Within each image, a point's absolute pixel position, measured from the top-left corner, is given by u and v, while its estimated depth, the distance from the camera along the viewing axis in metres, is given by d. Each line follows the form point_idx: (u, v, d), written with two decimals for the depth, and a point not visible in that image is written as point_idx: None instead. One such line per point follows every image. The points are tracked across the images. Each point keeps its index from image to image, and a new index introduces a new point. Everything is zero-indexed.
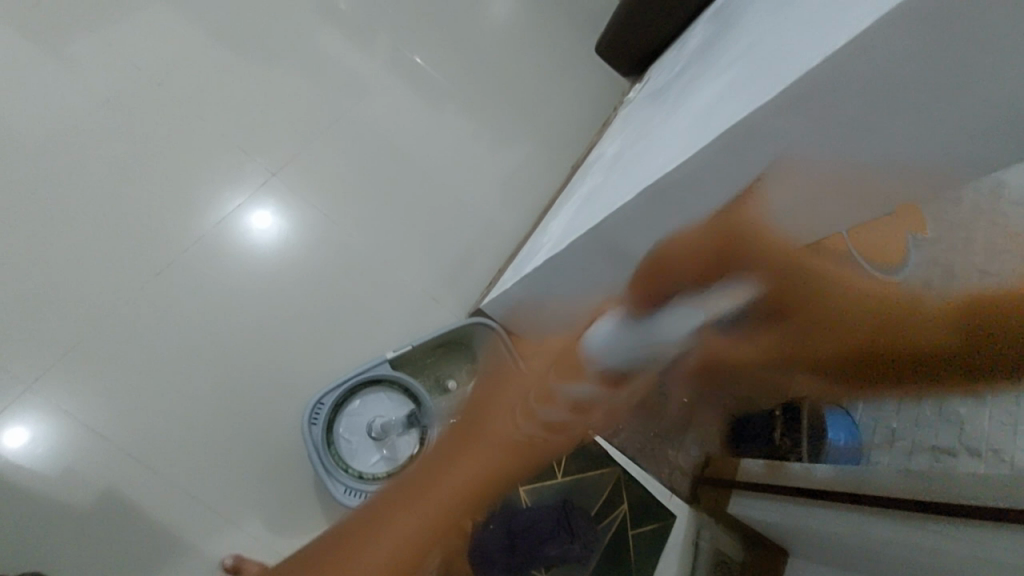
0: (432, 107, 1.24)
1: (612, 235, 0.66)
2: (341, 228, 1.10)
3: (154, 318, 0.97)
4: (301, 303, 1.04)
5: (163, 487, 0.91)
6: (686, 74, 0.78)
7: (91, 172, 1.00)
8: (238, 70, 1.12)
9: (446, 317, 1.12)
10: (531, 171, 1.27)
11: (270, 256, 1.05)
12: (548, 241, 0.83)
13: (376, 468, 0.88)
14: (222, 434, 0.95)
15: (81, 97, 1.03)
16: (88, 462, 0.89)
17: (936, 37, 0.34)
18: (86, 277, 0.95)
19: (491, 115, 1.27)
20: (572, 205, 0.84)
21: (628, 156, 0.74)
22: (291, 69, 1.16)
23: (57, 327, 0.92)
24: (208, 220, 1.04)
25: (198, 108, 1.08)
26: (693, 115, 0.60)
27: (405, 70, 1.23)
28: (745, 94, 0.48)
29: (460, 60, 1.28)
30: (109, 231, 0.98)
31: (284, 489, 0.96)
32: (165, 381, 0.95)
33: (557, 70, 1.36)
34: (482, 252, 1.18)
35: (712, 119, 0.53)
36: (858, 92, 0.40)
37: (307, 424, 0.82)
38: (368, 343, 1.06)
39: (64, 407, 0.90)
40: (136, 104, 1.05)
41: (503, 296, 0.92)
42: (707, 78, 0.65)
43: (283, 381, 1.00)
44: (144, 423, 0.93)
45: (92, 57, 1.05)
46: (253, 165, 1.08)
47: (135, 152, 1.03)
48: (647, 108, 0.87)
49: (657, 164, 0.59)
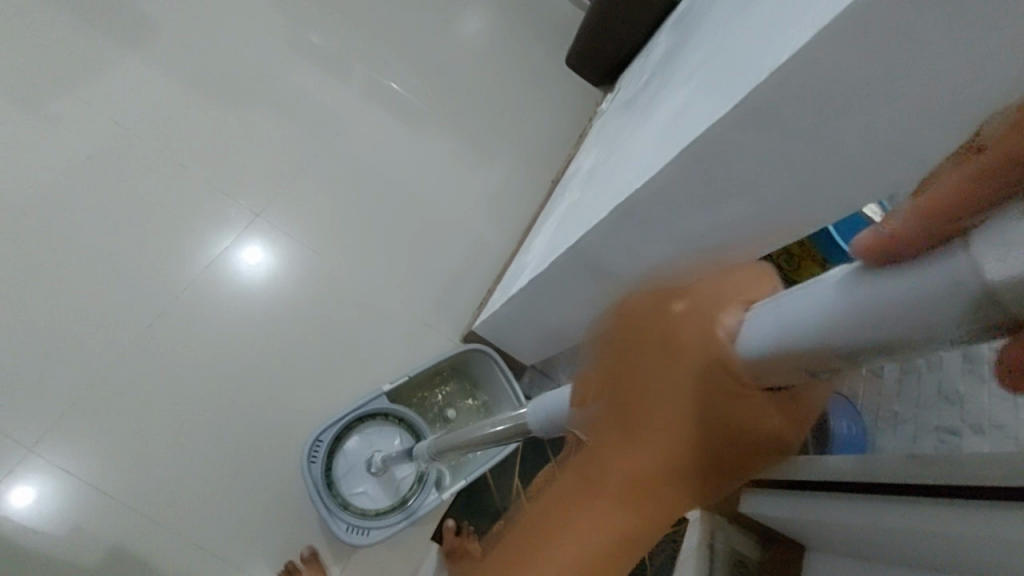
0: (410, 134, 1.24)
1: (593, 251, 0.67)
2: (328, 262, 1.10)
3: (149, 369, 0.97)
4: (294, 341, 1.04)
5: (167, 539, 0.91)
6: (651, 87, 0.81)
7: (78, 227, 1.01)
8: (218, 116, 1.13)
9: (441, 340, 1.13)
10: (513, 189, 1.28)
11: (259, 296, 1.05)
12: (533, 260, 0.83)
13: (380, 504, 0.88)
14: (224, 480, 0.95)
15: (64, 153, 1.04)
16: (91, 519, 0.89)
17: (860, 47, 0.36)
18: (78, 334, 0.95)
19: (470, 138, 1.28)
20: (551, 224, 0.86)
21: (602, 171, 0.75)
22: (269, 109, 1.17)
23: (51, 386, 0.92)
24: (195, 265, 1.04)
25: (179, 155, 1.09)
26: (659, 126, 0.61)
27: (382, 101, 1.25)
28: (707, 102, 0.50)
29: (435, 86, 1.30)
30: (97, 285, 0.99)
31: (289, 529, 0.95)
32: (163, 431, 0.95)
33: (532, 88, 1.38)
34: (469, 272, 1.19)
35: (678, 130, 0.54)
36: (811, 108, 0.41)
37: (306, 462, 0.83)
38: (365, 375, 1.07)
39: (63, 467, 0.89)
40: (119, 156, 1.06)
41: (493, 318, 0.93)
42: (669, 92, 0.67)
43: (282, 419, 1.00)
44: (146, 473, 0.92)
45: (72, 115, 1.06)
46: (234, 207, 1.09)
47: (117, 205, 1.04)
48: (618, 121, 0.88)
49: (630, 177, 0.60)
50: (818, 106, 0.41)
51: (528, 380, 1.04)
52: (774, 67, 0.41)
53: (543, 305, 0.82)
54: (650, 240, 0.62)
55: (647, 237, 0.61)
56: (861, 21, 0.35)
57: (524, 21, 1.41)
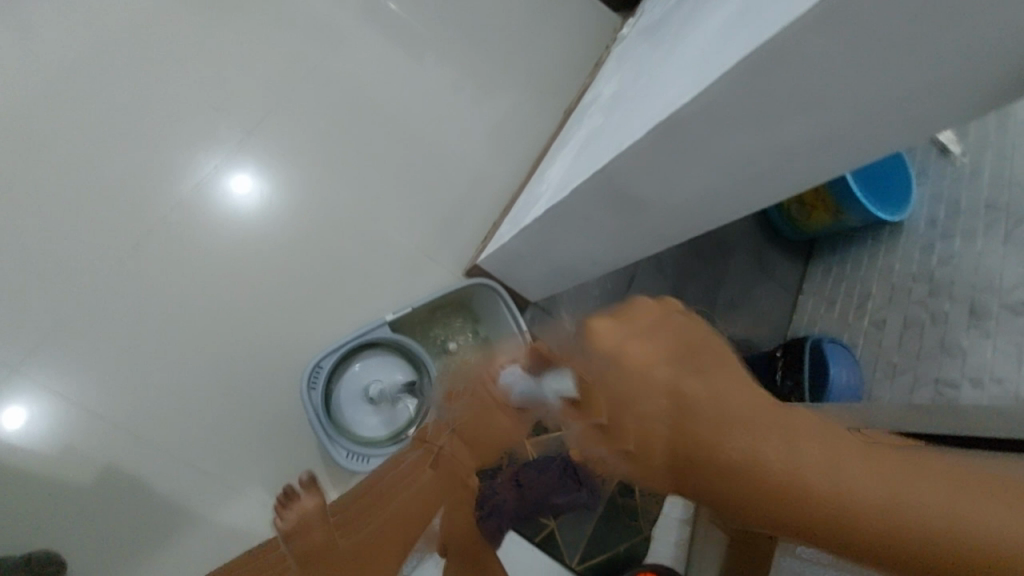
0: (413, 53, 1.16)
1: (616, 181, 0.63)
2: (324, 187, 1.05)
3: (137, 292, 0.93)
4: (289, 269, 1.00)
5: (162, 461, 0.90)
6: (685, 6, 0.73)
7: (55, 137, 0.93)
8: (203, 21, 1.04)
9: (443, 274, 1.09)
10: (522, 119, 1.21)
11: (251, 220, 1.00)
12: (547, 192, 0.79)
13: (375, 431, 0.89)
14: (220, 406, 0.94)
15: (34, 53, 0.95)
16: (83, 440, 0.87)
17: None
18: (60, 252, 0.90)
19: (476, 61, 1.20)
20: (568, 152, 0.80)
21: (628, 96, 0.70)
22: (259, 17, 1.07)
23: (34, 305, 0.88)
24: (183, 184, 0.98)
25: (161, 63, 1.01)
26: (701, 44, 0.55)
27: (382, 14, 1.15)
28: (762, 13, 0.43)
29: (441, 1, 1.20)
30: (77, 201, 0.93)
31: (287, 457, 0.95)
32: (154, 355, 0.92)
33: (545, 8, 1.28)
34: (472, 205, 1.14)
35: (723, 47, 0.47)
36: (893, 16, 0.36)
37: (306, 388, 0.82)
38: (365, 306, 1.04)
39: (51, 387, 0.87)
40: (95, 61, 0.97)
41: (500, 251, 0.90)
42: (713, 6, 0.61)
43: (277, 347, 0.98)
44: (139, 397, 0.90)
45: (41, 13, 0.96)
46: (225, 124, 1.02)
47: (96, 115, 0.96)
48: (644, 44, 0.81)
49: (665, 101, 0.55)
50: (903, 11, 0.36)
51: (530, 315, 1.02)
52: None
53: (556, 238, 0.79)
54: (681, 168, 0.58)
55: (678, 165, 0.58)
56: None
57: None
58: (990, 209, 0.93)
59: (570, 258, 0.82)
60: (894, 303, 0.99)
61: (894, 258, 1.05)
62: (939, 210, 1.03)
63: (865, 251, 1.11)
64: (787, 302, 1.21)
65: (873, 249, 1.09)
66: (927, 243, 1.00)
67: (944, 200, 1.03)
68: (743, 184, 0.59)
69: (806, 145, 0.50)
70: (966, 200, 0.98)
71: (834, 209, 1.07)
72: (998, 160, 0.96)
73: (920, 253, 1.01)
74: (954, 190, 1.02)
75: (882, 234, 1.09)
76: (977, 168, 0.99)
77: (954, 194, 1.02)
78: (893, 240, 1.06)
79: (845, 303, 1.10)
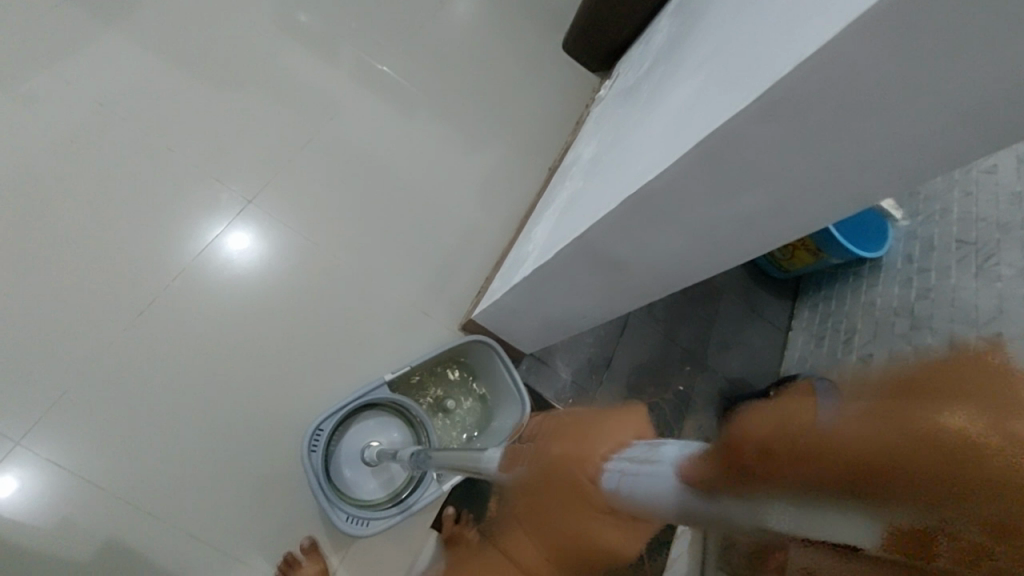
0: (405, 119, 1.22)
1: (599, 242, 0.67)
2: (322, 249, 1.09)
3: (140, 358, 0.95)
4: (290, 329, 1.03)
5: (162, 530, 0.90)
6: (655, 76, 0.80)
7: (62, 213, 0.97)
8: (208, 97, 1.10)
9: (439, 328, 1.12)
10: (511, 176, 1.26)
11: (252, 283, 1.03)
12: (534, 251, 0.83)
13: (373, 494, 0.89)
14: (221, 470, 0.94)
15: (45, 137, 1.00)
16: (83, 511, 0.87)
17: (880, 48, 0.36)
18: (66, 323, 0.93)
19: (465, 124, 1.27)
20: (553, 212, 0.85)
21: (605, 161, 0.74)
22: (261, 92, 1.14)
23: (38, 376, 0.90)
24: (185, 251, 1.01)
25: (167, 137, 1.06)
26: (666, 119, 0.60)
27: (375, 85, 1.22)
28: (715, 98, 0.49)
29: (431, 70, 1.27)
30: (82, 272, 0.95)
31: (290, 519, 0.95)
32: (156, 421, 0.93)
33: (529, 72, 1.36)
34: (467, 259, 1.18)
35: (685, 123, 0.53)
36: (826, 107, 0.41)
37: (307, 451, 0.81)
38: (364, 364, 1.06)
39: (52, 458, 0.87)
40: (103, 140, 1.02)
41: (495, 307, 0.93)
42: (678, 80, 0.66)
43: (279, 409, 0.99)
44: (140, 464, 0.91)
45: (53, 95, 1.02)
46: (227, 193, 1.06)
47: (103, 188, 1.00)
48: (619, 110, 0.87)
49: (637, 170, 0.60)
50: (834, 103, 0.41)
51: (526, 366, 1.05)
52: (793, 66, 0.39)
53: (547, 292, 0.82)
54: (658, 230, 0.63)
55: (654, 227, 0.62)
56: (885, 22, 0.34)
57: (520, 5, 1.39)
58: (961, 244, 0.97)
59: (562, 311, 0.86)
60: (879, 338, 1.03)
61: (875, 294, 1.09)
62: (914, 247, 1.07)
63: (848, 288, 1.15)
64: (778, 341, 1.24)
65: (856, 286, 1.14)
66: (906, 280, 1.04)
67: (917, 238, 1.07)
68: (715, 246, 0.63)
69: (768, 209, 0.55)
70: (937, 238, 1.03)
71: (814, 249, 1.13)
72: (965, 198, 1.01)
73: (899, 289, 1.05)
74: (926, 228, 1.07)
75: (863, 271, 1.14)
76: (945, 208, 1.04)
77: (926, 232, 1.06)
78: (874, 277, 1.11)
79: (833, 341, 1.13)
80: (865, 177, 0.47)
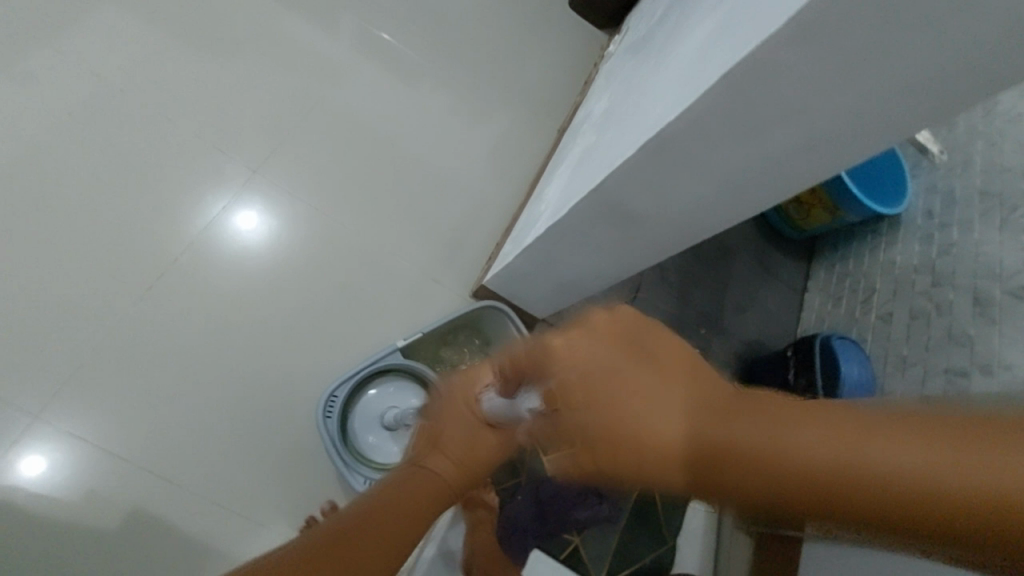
0: (407, 84, 1.19)
1: (613, 196, 0.65)
2: (329, 219, 1.07)
3: (153, 333, 0.95)
4: (300, 300, 1.02)
5: (185, 499, 0.91)
6: (668, 22, 0.76)
7: (66, 189, 0.96)
8: (206, 66, 1.08)
9: (450, 296, 1.11)
10: (518, 139, 1.23)
11: (260, 255, 1.02)
12: (546, 211, 0.81)
13: (392, 457, 0.89)
14: (239, 441, 0.95)
15: (44, 112, 0.98)
16: (106, 482, 0.88)
17: None
18: (78, 299, 0.93)
19: (469, 88, 1.23)
20: (565, 171, 0.82)
21: (618, 114, 0.72)
22: (258, 60, 1.11)
23: (54, 352, 0.90)
24: (192, 225, 1.01)
25: (167, 110, 1.04)
26: (684, 62, 0.57)
27: (376, 49, 1.18)
28: (739, 31, 0.46)
29: (432, 33, 1.24)
30: (91, 248, 0.95)
31: (309, 487, 0.96)
32: (173, 394, 0.94)
33: (533, 32, 1.32)
34: (476, 226, 1.16)
35: (706, 62, 0.50)
36: (860, 27, 0.38)
37: (321, 417, 0.84)
38: (376, 333, 1.05)
39: (72, 432, 0.88)
40: (102, 114, 1.01)
41: (506, 271, 0.91)
42: (694, 21, 0.63)
43: (293, 379, 0.99)
44: (159, 436, 0.92)
45: (49, 69, 1.00)
46: (231, 164, 1.05)
47: (106, 163, 0.99)
48: (631, 61, 0.83)
49: (654, 117, 0.57)
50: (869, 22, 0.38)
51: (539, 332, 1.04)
52: None
53: (560, 253, 0.81)
54: (675, 181, 0.60)
55: (671, 176, 0.60)
56: None
57: None
58: (986, 194, 0.94)
59: (575, 273, 0.84)
60: (898, 295, 1.01)
61: (894, 250, 1.06)
62: (935, 201, 1.03)
63: (867, 245, 1.12)
64: (794, 302, 1.22)
65: (874, 242, 1.11)
66: (927, 234, 1.01)
67: (939, 190, 1.04)
68: (736, 196, 0.61)
69: (792, 150, 0.52)
70: (959, 189, 0.99)
71: (831, 206, 1.09)
72: (991, 147, 0.97)
73: (920, 243, 1.02)
74: (949, 179, 1.03)
75: (882, 227, 1.11)
76: (969, 157, 1.00)
77: (948, 183, 1.03)
78: (893, 233, 1.08)
79: (851, 299, 1.11)
80: (899, 108, 0.44)
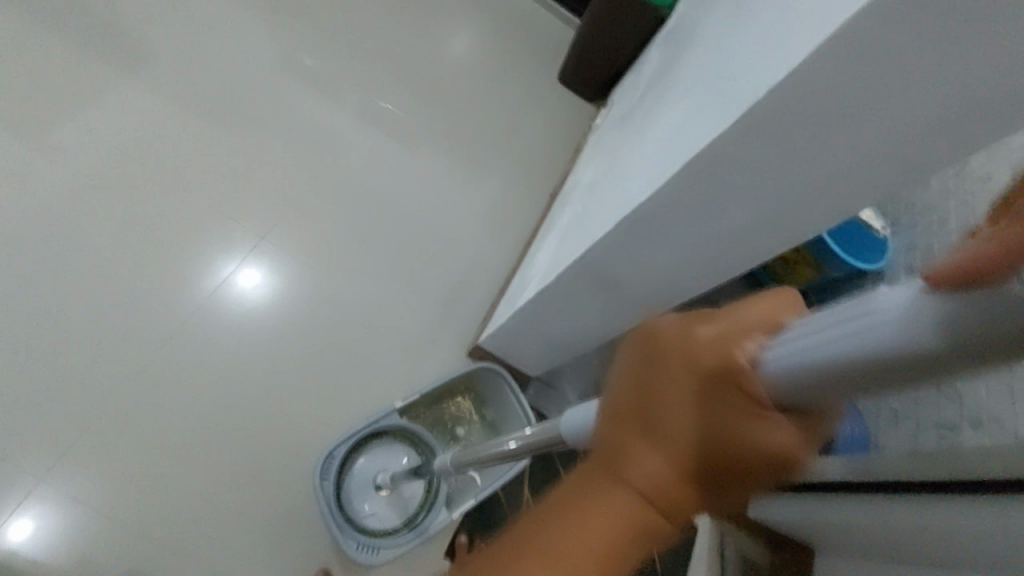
0: (409, 154, 1.26)
1: (597, 263, 0.70)
2: (331, 282, 1.12)
3: (157, 394, 0.97)
4: (301, 361, 1.05)
5: (180, 561, 0.91)
6: (648, 101, 0.83)
7: (83, 254, 1.01)
8: (219, 140, 1.15)
9: (447, 355, 1.14)
10: (513, 204, 1.30)
11: (263, 317, 1.06)
12: (538, 274, 0.85)
13: (385, 520, 0.90)
14: (236, 502, 0.96)
15: (67, 184, 1.05)
16: (103, 544, 0.89)
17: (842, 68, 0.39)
18: (88, 360, 0.96)
19: (467, 157, 1.31)
20: (555, 236, 0.87)
21: (602, 185, 0.77)
22: (270, 133, 1.18)
23: (60, 413, 0.92)
24: (199, 287, 1.05)
25: (182, 180, 1.10)
26: (659, 142, 0.63)
27: (380, 122, 1.26)
28: (702, 121, 0.52)
29: (433, 106, 1.32)
30: (103, 311, 0.99)
31: (305, 548, 0.96)
32: (173, 454, 0.95)
33: (527, 104, 1.40)
34: (472, 286, 1.20)
35: (676, 146, 0.56)
36: (800, 124, 0.44)
37: (319, 480, 0.84)
38: (374, 392, 1.08)
39: (72, 493, 0.89)
40: (122, 185, 1.07)
41: (500, 331, 0.95)
42: (669, 104, 0.69)
43: (292, 439, 1.01)
44: (158, 497, 0.93)
45: (75, 144, 1.07)
46: (239, 230, 1.10)
47: (122, 230, 1.05)
48: (616, 135, 0.90)
49: (632, 192, 0.62)
50: (808, 121, 0.43)
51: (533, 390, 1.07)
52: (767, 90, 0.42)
53: (551, 315, 0.84)
54: (652, 251, 0.66)
55: (649, 246, 0.65)
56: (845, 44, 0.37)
57: (519, 39, 1.44)
58: None
59: (566, 333, 0.88)
60: None
61: None
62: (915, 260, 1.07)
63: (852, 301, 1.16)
64: None
65: None
66: None
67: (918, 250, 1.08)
68: (710, 264, 0.65)
69: (755, 224, 0.57)
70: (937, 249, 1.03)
71: (815, 264, 1.13)
72: None
73: None
74: (926, 239, 1.08)
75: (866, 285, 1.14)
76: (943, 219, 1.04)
77: (927, 243, 1.07)
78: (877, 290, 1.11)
79: None
80: (845, 191, 0.50)
